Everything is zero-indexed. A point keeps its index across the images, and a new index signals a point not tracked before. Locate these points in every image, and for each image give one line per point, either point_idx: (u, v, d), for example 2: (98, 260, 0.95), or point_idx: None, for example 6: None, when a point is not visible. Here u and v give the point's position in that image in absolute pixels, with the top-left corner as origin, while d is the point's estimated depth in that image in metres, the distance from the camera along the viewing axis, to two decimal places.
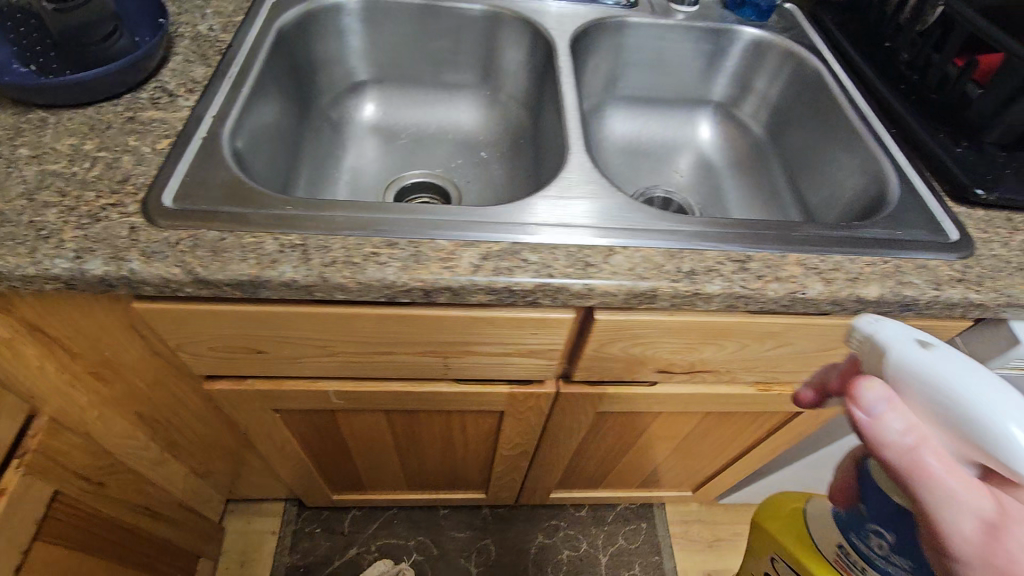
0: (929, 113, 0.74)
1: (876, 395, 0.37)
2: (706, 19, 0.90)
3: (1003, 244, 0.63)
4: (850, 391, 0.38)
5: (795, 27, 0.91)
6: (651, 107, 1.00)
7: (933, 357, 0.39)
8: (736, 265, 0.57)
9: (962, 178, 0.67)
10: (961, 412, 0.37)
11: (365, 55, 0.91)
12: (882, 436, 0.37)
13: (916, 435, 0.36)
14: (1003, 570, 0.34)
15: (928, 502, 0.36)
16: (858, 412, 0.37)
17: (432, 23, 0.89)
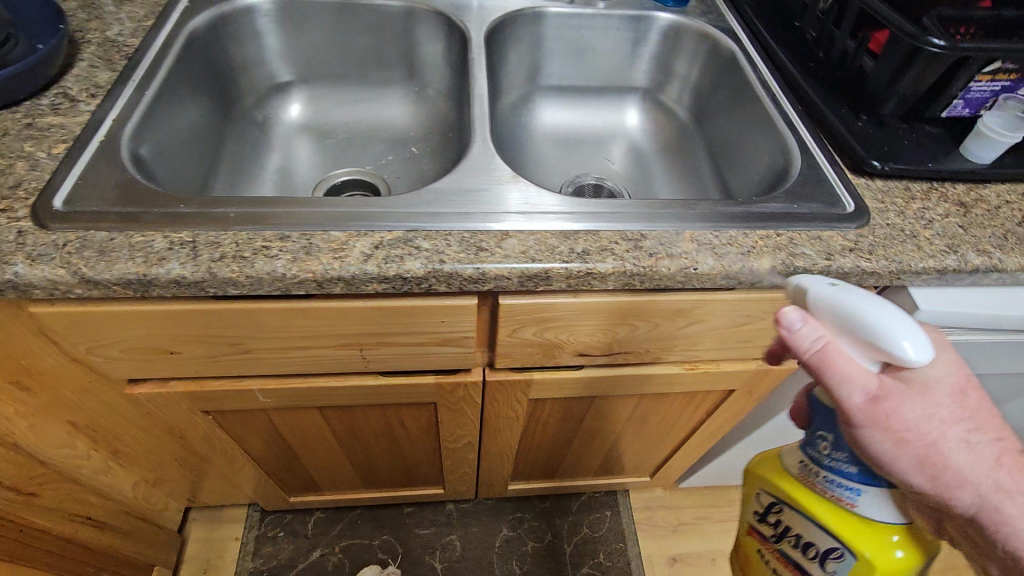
0: (833, 89, 0.76)
1: (793, 315, 0.47)
2: (625, 7, 0.91)
3: (898, 213, 0.65)
4: (775, 315, 0.48)
5: (712, 11, 0.92)
6: (580, 96, 1.01)
7: (841, 292, 0.48)
8: (629, 244, 0.58)
9: (861, 151, 0.68)
10: (861, 330, 0.46)
11: (288, 56, 0.92)
12: (799, 345, 0.47)
13: (825, 340, 0.46)
14: (882, 423, 0.47)
15: (832, 386, 0.47)
16: (782, 330, 0.48)
17: (352, 21, 0.90)
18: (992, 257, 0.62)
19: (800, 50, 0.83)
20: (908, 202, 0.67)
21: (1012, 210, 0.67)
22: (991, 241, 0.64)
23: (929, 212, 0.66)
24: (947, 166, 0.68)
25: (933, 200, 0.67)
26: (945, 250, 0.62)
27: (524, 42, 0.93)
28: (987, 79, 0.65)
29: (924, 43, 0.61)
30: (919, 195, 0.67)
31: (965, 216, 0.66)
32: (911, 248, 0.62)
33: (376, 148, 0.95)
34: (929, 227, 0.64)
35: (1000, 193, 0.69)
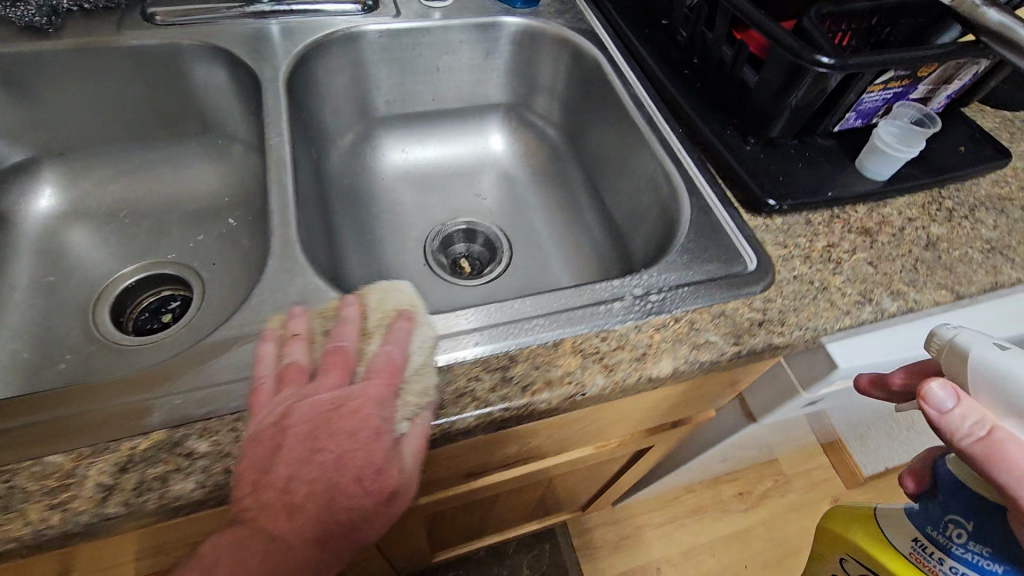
0: (714, 105, 0.65)
1: (944, 393, 0.41)
2: (466, 14, 0.75)
3: (804, 259, 0.56)
4: (919, 392, 0.42)
5: (568, 9, 0.78)
6: (433, 124, 0.84)
7: (1007, 358, 0.41)
8: (495, 377, 0.44)
9: (753, 186, 0.58)
10: None
11: (24, 128, 0.68)
12: (956, 429, 0.41)
13: (989, 425, 0.41)
14: None
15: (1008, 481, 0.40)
16: (930, 409, 0.42)
17: (104, 70, 0.67)
18: (907, 299, 0.54)
19: (672, 54, 0.71)
20: (812, 242, 0.57)
21: (916, 229, 0.60)
22: (903, 277, 0.56)
23: (835, 250, 0.57)
24: (845, 190, 0.60)
25: (836, 234, 0.59)
26: (859, 301, 0.53)
27: (347, 70, 0.74)
28: (879, 89, 0.56)
29: (811, 63, 0.51)
30: (822, 228, 0.59)
31: (872, 248, 0.58)
32: (823, 306, 0.53)
33: (178, 229, 0.74)
34: (839, 272, 0.55)
35: (901, 211, 0.61)
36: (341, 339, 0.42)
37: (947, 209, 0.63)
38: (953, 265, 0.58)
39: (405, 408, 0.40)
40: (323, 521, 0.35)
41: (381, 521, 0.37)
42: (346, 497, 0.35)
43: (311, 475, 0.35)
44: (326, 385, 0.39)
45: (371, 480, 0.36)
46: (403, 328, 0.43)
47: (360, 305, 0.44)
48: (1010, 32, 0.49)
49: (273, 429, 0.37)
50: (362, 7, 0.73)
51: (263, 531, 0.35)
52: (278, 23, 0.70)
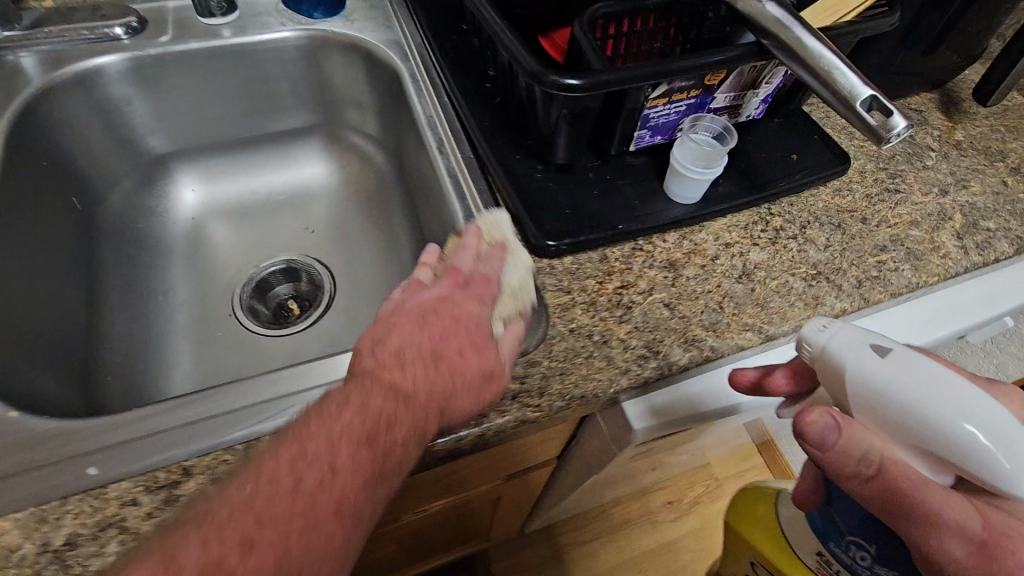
0: (508, 126, 0.57)
1: (829, 425, 0.36)
2: (252, 32, 0.67)
3: (586, 306, 0.48)
4: (798, 428, 0.36)
5: (377, 18, 0.70)
6: (240, 157, 0.76)
7: (891, 365, 0.36)
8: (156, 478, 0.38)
9: (529, 222, 0.50)
10: (927, 427, 0.34)
11: None
12: (841, 466, 0.36)
13: (878, 461, 0.35)
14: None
15: (911, 527, 0.35)
16: (813, 448, 0.36)
17: None
18: (703, 347, 0.47)
19: (473, 65, 0.63)
20: (603, 283, 0.50)
21: (731, 257, 0.52)
22: (703, 320, 0.48)
23: (627, 292, 0.49)
24: (643, 219, 0.52)
25: (634, 270, 0.51)
26: (643, 355, 0.46)
27: (118, 105, 0.66)
28: (663, 103, 0.48)
29: (556, 87, 0.42)
30: (618, 265, 0.51)
31: (673, 286, 0.50)
32: (597, 366, 0.45)
33: None
34: (627, 319, 0.48)
35: (716, 235, 0.54)
36: (457, 263, 0.45)
37: (773, 228, 0.55)
38: (767, 299, 0.50)
39: (507, 303, 0.45)
40: (411, 384, 0.38)
41: (472, 393, 0.40)
42: (449, 361, 0.39)
43: (420, 344, 0.39)
44: (427, 292, 0.43)
45: (482, 350, 0.40)
46: (497, 255, 0.46)
47: (475, 236, 0.47)
48: (786, 30, 0.41)
49: (436, 307, 0.41)
50: (125, 30, 0.64)
51: (379, 383, 0.37)
52: (30, 53, 0.60)
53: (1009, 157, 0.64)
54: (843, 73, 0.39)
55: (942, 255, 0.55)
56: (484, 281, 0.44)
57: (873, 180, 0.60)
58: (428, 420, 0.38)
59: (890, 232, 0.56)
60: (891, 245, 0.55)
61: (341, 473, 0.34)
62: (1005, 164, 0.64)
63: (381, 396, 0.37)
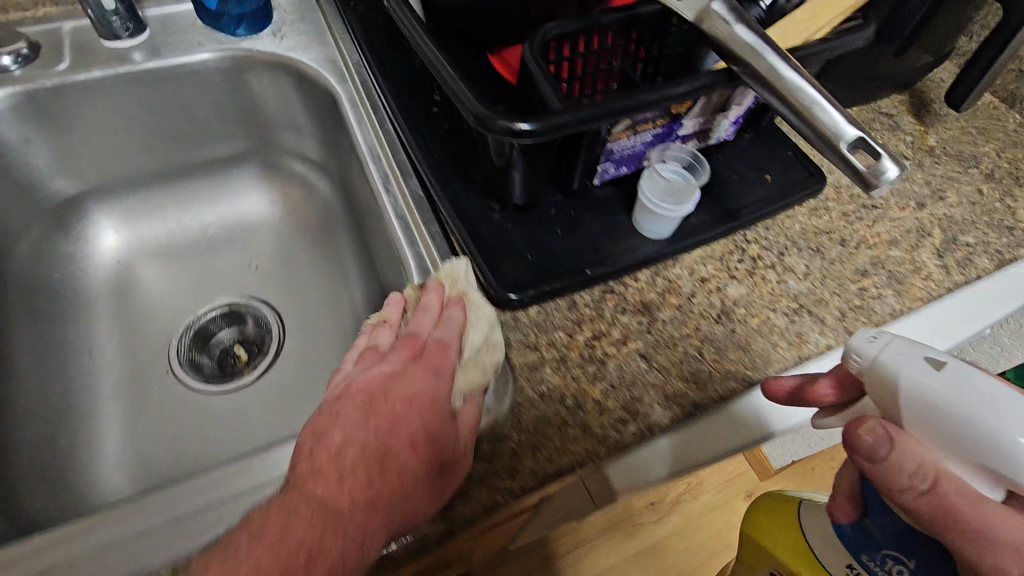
0: (458, 158, 0.52)
1: (875, 435, 0.33)
2: (167, 53, 0.59)
3: (557, 364, 0.44)
4: (845, 435, 0.34)
5: (310, 34, 0.63)
6: (170, 191, 0.69)
7: (948, 380, 0.32)
8: None
9: (488, 273, 0.45)
10: (992, 452, 0.30)
11: None
12: (892, 481, 0.33)
13: (932, 477, 0.32)
14: None
15: (968, 552, 0.31)
16: (862, 460, 0.34)
17: None
18: (685, 403, 0.43)
19: (418, 86, 0.57)
20: (573, 335, 0.45)
21: (708, 293, 0.49)
22: (683, 371, 0.44)
23: (599, 344, 0.45)
24: (613, 260, 0.47)
25: (607, 318, 0.46)
26: (622, 418, 0.42)
27: (14, 145, 0.57)
28: (627, 136, 0.44)
29: (506, 133, 0.37)
30: (588, 312, 0.46)
31: (649, 333, 0.46)
32: (573, 436, 0.41)
33: None
34: (602, 375, 0.44)
35: (691, 269, 0.50)
36: (416, 327, 0.42)
37: (750, 257, 0.51)
38: (749, 340, 0.47)
39: (471, 371, 0.40)
40: (347, 488, 0.35)
41: (422, 489, 0.36)
42: (399, 458, 0.36)
43: (365, 438, 0.37)
44: (380, 367, 0.40)
45: (427, 441, 0.36)
46: (457, 315, 0.42)
47: (438, 294, 0.43)
48: (757, 55, 0.36)
49: (378, 391, 0.39)
50: (15, 59, 0.55)
51: (311, 494, 0.35)
52: None
53: (982, 162, 0.62)
54: (822, 109, 0.34)
55: (924, 276, 0.52)
56: (441, 348, 0.41)
57: (850, 196, 0.57)
58: (370, 539, 0.34)
59: (870, 254, 0.53)
60: (872, 269, 0.52)
61: None
62: (979, 170, 0.61)
63: (308, 520, 0.33)
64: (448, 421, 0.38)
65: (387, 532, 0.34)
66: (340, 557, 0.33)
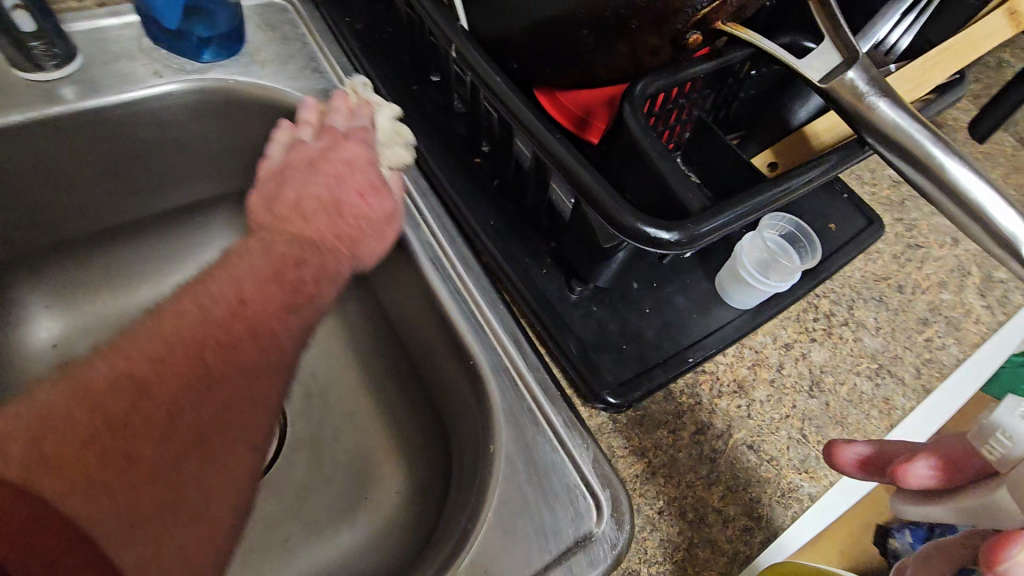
0: (518, 224, 0.44)
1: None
2: (114, 89, 0.46)
3: (668, 471, 0.39)
4: (988, 558, 0.19)
5: (296, 60, 0.51)
6: (122, 249, 0.55)
7: None
8: None
9: (586, 372, 0.39)
10: None
11: None
12: None
13: None
14: None
15: None
16: None
17: None
18: (802, 498, 0.40)
19: (453, 132, 0.48)
20: (677, 431, 0.41)
21: (794, 362, 0.46)
22: (792, 459, 0.42)
23: (705, 439, 0.41)
24: (710, 341, 0.42)
25: (706, 406, 0.42)
26: (747, 526, 0.38)
27: None
28: None
29: (639, 238, 0.30)
30: (687, 401, 0.42)
31: (750, 418, 0.42)
32: (703, 557, 0.37)
33: None
34: (716, 477, 0.40)
35: (773, 336, 0.47)
36: (331, 124, 0.39)
37: (823, 315, 0.49)
38: (844, 414, 0.45)
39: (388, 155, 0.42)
40: (316, 229, 0.34)
41: (373, 233, 0.36)
42: (353, 208, 0.35)
43: (316, 193, 0.35)
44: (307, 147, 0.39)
45: (371, 198, 0.36)
46: (368, 111, 0.41)
47: (345, 98, 0.41)
48: (911, 139, 0.33)
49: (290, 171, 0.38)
50: None
51: (279, 230, 0.33)
52: None
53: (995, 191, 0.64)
54: (995, 211, 0.31)
55: (975, 319, 0.53)
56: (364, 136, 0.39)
57: (895, 236, 0.56)
58: (338, 260, 0.34)
59: (926, 299, 0.53)
60: (932, 316, 0.52)
61: (239, 381, 0.27)
62: None
63: (284, 242, 0.32)
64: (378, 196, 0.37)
65: (351, 264, 0.35)
66: (321, 272, 0.32)
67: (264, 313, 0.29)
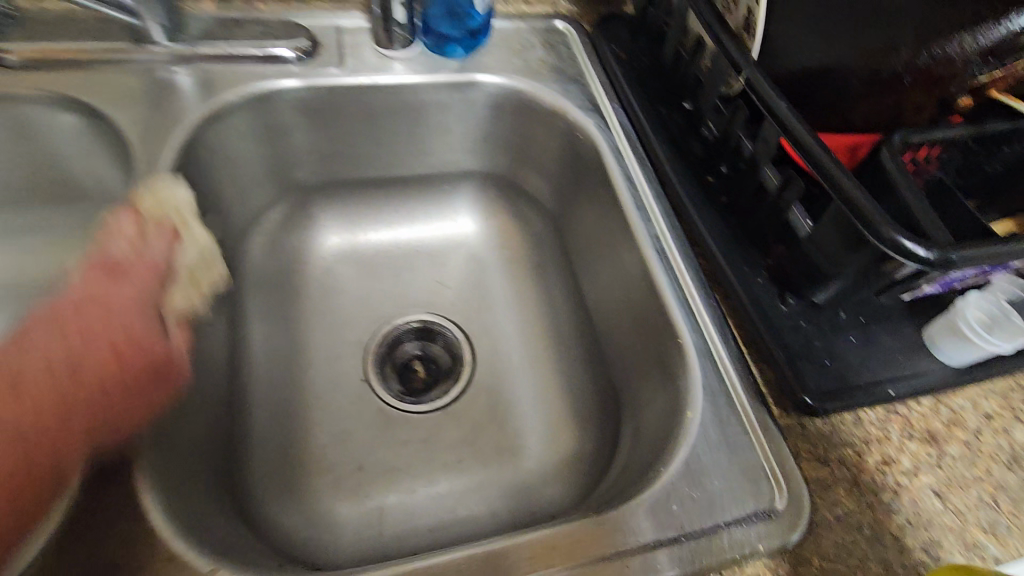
0: (744, 237, 0.49)
1: None
2: (433, 71, 0.59)
3: (850, 486, 0.41)
4: None
5: (570, 73, 0.61)
6: (383, 199, 0.69)
7: None
8: None
9: (787, 373, 0.43)
10: None
11: None
12: None
13: None
14: None
15: None
16: None
17: None
18: (986, 557, 0.40)
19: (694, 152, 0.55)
20: (864, 456, 0.42)
21: (994, 433, 0.46)
22: (980, 519, 0.41)
23: (890, 472, 0.42)
24: (909, 384, 0.44)
25: (895, 442, 0.44)
26: (924, 562, 0.39)
27: (278, 134, 0.59)
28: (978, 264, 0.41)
29: (893, 248, 0.35)
30: (875, 433, 0.44)
31: (939, 468, 0.43)
32: (876, 573, 0.38)
33: None
34: (898, 509, 0.41)
35: (973, 403, 0.47)
36: (108, 245, 0.42)
37: None
38: None
39: (184, 288, 0.46)
40: (100, 389, 0.36)
41: (154, 396, 0.38)
42: (95, 371, 0.36)
43: (64, 348, 0.36)
44: (122, 248, 0.42)
45: (175, 331, 0.42)
46: (162, 237, 0.44)
47: (134, 215, 0.44)
48: None
49: (77, 309, 0.38)
50: (298, 54, 0.56)
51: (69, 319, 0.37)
52: (191, 71, 0.54)
53: None
54: None
55: None
56: (158, 268, 0.43)
57: None
58: (89, 404, 0.35)
59: None
60: None
61: (102, 401, 0.36)
62: None
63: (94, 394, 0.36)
64: (181, 329, 0.43)
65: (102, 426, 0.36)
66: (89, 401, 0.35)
67: (84, 409, 0.35)
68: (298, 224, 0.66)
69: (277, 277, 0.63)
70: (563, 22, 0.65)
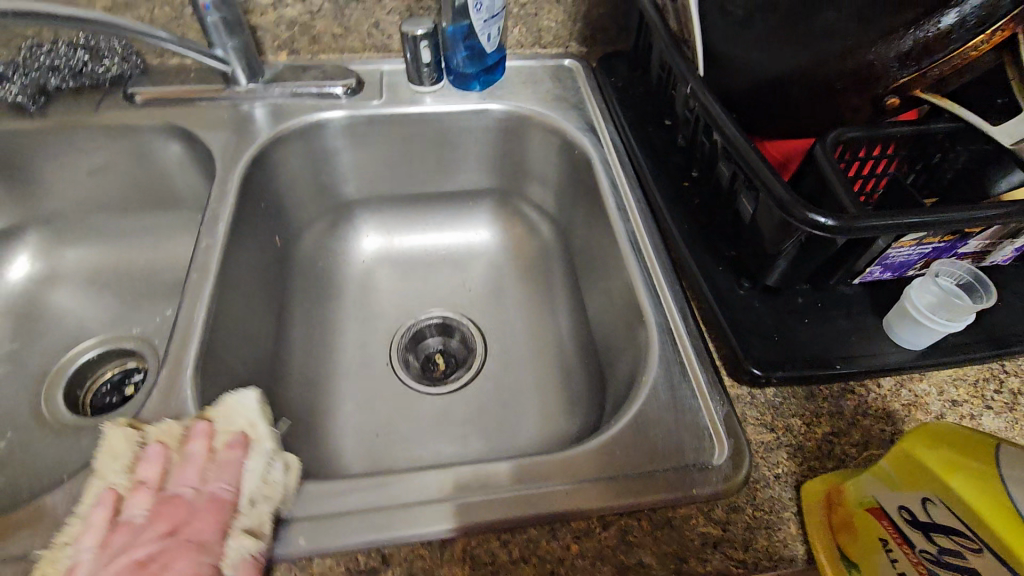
0: (710, 231, 0.55)
1: None
2: (454, 101, 0.71)
3: (793, 450, 0.44)
4: None
5: (572, 100, 0.71)
6: (416, 213, 0.80)
7: None
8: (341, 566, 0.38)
9: (736, 346, 0.48)
10: None
11: (34, 202, 0.71)
12: None
13: None
14: None
15: None
16: None
17: (96, 152, 0.68)
18: None
19: (674, 162, 0.62)
20: (811, 426, 0.45)
21: (959, 418, 0.46)
22: None
23: (838, 442, 0.45)
24: (861, 363, 0.47)
25: (846, 417, 0.46)
26: None
27: (330, 155, 0.72)
28: (911, 244, 0.44)
29: (803, 223, 0.40)
30: (826, 407, 0.46)
31: (892, 443, 0.45)
32: None
33: (147, 301, 0.73)
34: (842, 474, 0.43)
35: (939, 388, 0.48)
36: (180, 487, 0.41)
37: (1007, 391, 0.48)
38: None
39: (243, 530, 0.38)
40: None
41: None
42: None
43: None
44: (187, 476, 0.41)
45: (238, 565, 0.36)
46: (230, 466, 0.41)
47: (206, 439, 0.42)
48: None
49: (153, 561, 0.36)
50: (345, 91, 0.70)
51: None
52: (265, 105, 0.69)
53: None
54: None
55: None
56: (226, 502, 0.40)
57: None
58: None
59: None
60: None
61: None
62: None
63: None
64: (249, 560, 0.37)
65: None
66: None
67: None
68: (344, 232, 0.78)
69: (323, 274, 0.75)
70: (572, 61, 0.76)
